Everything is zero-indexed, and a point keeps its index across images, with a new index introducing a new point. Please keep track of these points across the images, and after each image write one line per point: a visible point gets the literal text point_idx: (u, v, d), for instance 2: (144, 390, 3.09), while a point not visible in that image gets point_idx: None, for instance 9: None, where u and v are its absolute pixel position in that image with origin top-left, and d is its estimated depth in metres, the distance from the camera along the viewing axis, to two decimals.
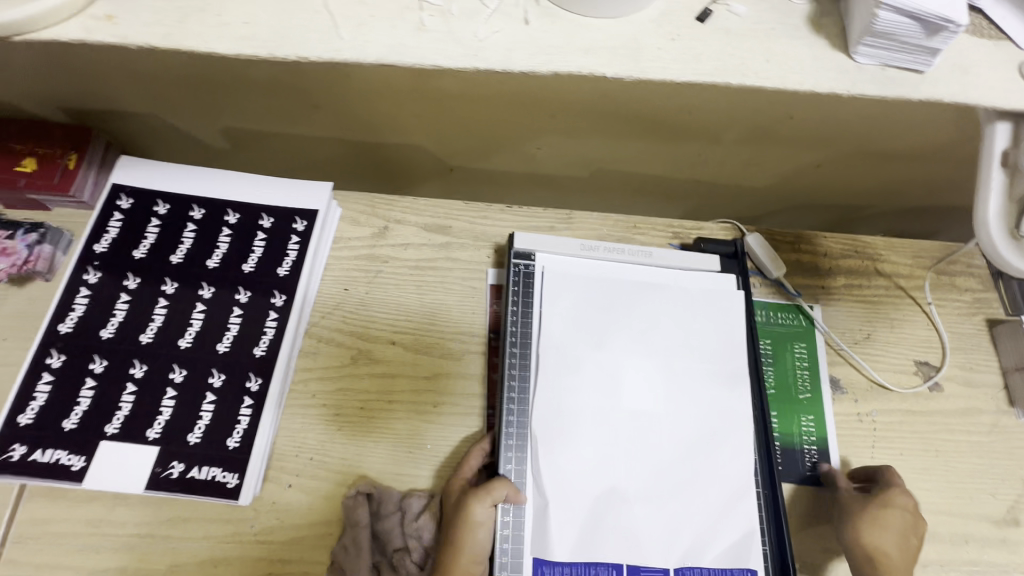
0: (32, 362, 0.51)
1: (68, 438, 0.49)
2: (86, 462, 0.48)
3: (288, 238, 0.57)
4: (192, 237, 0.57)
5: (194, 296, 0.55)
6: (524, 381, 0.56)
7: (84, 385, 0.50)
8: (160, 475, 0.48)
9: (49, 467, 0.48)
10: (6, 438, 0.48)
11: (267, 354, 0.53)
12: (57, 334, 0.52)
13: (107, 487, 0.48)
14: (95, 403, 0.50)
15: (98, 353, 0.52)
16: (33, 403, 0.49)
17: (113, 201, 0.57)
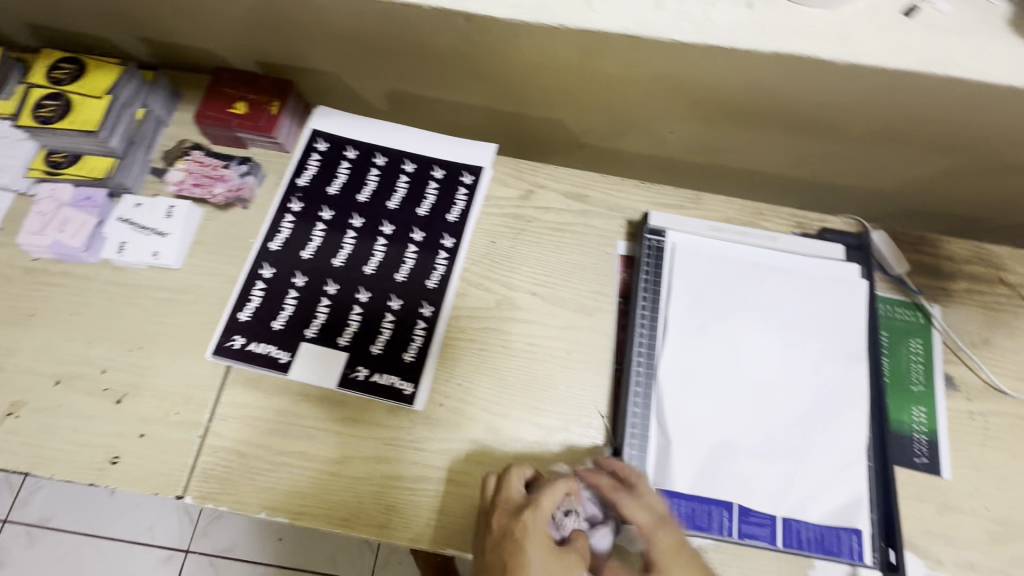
0: (249, 270, 0.60)
1: (276, 336, 0.58)
2: (291, 357, 0.57)
3: (456, 190, 0.65)
4: (376, 181, 0.65)
5: (377, 231, 0.63)
6: (655, 341, 0.61)
7: (289, 294, 0.59)
8: (349, 376, 0.57)
9: (262, 357, 0.57)
10: (229, 329, 0.58)
11: (438, 287, 0.61)
12: (267, 251, 0.61)
13: (308, 380, 0.57)
14: (297, 310, 0.59)
15: (299, 270, 0.61)
16: (250, 304, 0.59)
17: (312, 144, 0.66)
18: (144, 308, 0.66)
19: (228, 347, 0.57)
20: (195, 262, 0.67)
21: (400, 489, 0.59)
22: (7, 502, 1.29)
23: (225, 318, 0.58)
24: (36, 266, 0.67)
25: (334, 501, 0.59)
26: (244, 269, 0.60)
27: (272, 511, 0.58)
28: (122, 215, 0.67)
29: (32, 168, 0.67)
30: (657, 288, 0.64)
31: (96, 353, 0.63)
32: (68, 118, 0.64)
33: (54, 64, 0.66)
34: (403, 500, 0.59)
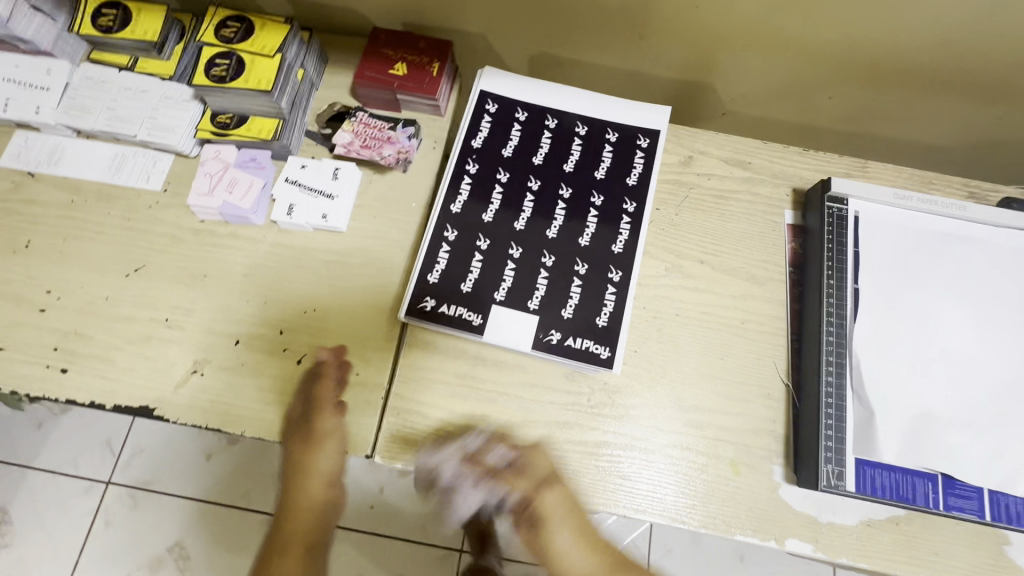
0: (432, 233, 0.60)
1: (467, 299, 0.58)
2: (484, 320, 0.57)
3: (633, 153, 0.63)
4: (550, 142, 0.63)
5: (556, 194, 0.61)
6: (843, 311, 0.59)
7: (475, 257, 0.59)
8: (543, 339, 0.57)
9: (456, 319, 0.57)
10: (419, 292, 0.58)
11: (624, 252, 0.60)
12: (449, 213, 0.61)
13: (503, 342, 0.57)
14: (484, 273, 0.58)
15: (482, 233, 0.60)
16: (436, 266, 0.59)
17: (482, 105, 0.65)
18: (313, 270, 0.66)
19: (420, 311, 0.58)
20: (360, 224, 0.67)
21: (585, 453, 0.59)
22: (109, 465, 1.33)
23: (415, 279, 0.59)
24: (205, 228, 0.67)
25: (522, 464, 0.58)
26: (426, 230, 0.60)
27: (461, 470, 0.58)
28: (289, 176, 0.67)
29: (200, 129, 0.68)
30: (841, 257, 0.62)
31: (270, 314, 0.64)
32: (243, 78, 0.63)
33: (223, 23, 0.66)
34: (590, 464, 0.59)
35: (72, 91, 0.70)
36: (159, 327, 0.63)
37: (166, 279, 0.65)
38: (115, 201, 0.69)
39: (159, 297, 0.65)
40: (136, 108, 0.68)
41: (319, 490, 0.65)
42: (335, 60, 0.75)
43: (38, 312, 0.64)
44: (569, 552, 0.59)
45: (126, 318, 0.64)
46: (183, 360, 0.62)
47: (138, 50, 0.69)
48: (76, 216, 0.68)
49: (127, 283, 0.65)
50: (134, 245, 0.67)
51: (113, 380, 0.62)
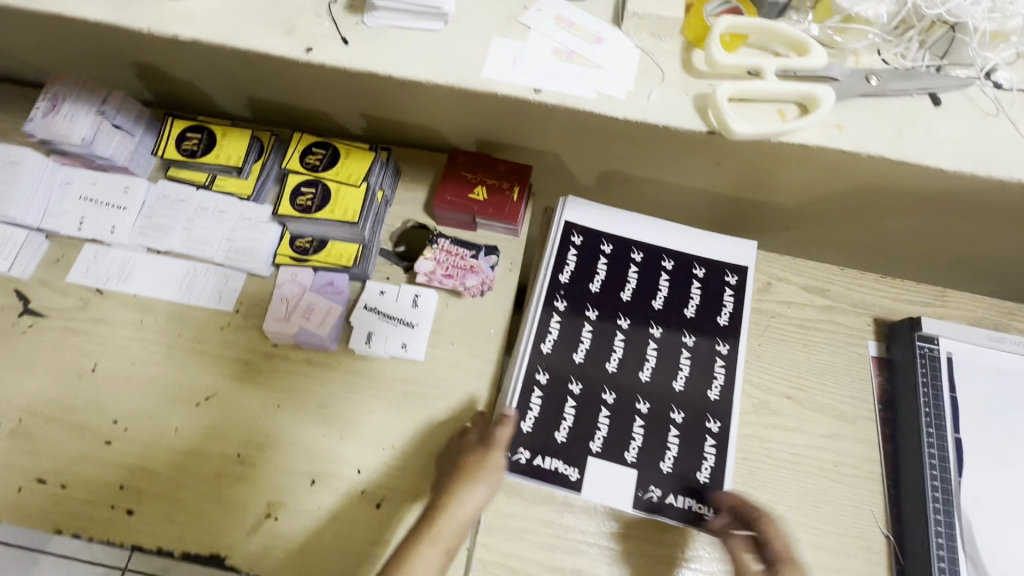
0: (522, 376, 0.58)
1: (563, 449, 0.56)
2: (581, 475, 0.55)
3: (722, 290, 0.62)
4: (637, 277, 0.63)
5: (646, 333, 0.60)
6: (948, 465, 0.58)
7: (568, 404, 0.57)
8: (643, 497, 0.55)
9: (552, 473, 0.55)
10: (512, 442, 0.56)
11: (721, 399, 0.58)
12: (539, 354, 0.59)
13: (602, 499, 0.54)
14: (579, 421, 0.57)
15: (574, 376, 0.58)
16: (529, 413, 0.57)
17: (567, 237, 0.64)
18: (390, 402, 0.63)
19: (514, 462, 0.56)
20: (438, 352, 0.65)
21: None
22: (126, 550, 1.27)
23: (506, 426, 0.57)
24: (278, 353, 0.66)
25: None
26: (516, 374, 0.58)
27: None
28: (368, 302, 0.66)
29: (280, 254, 0.67)
30: (939, 404, 0.60)
31: (348, 451, 0.61)
32: (329, 208, 0.64)
33: (308, 149, 0.66)
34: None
35: (148, 208, 0.69)
36: (231, 463, 0.61)
37: (239, 410, 0.63)
38: (185, 322, 0.68)
39: (232, 429, 0.62)
40: (215, 230, 0.69)
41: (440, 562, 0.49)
42: (407, 175, 0.75)
43: (104, 445, 0.62)
44: None
45: (196, 453, 0.61)
46: (256, 501, 0.59)
47: (217, 169, 0.69)
48: (145, 338, 0.67)
49: (198, 413, 0.63)
50: (205, 370, 0.65)
51: (183, 523, 0.59)
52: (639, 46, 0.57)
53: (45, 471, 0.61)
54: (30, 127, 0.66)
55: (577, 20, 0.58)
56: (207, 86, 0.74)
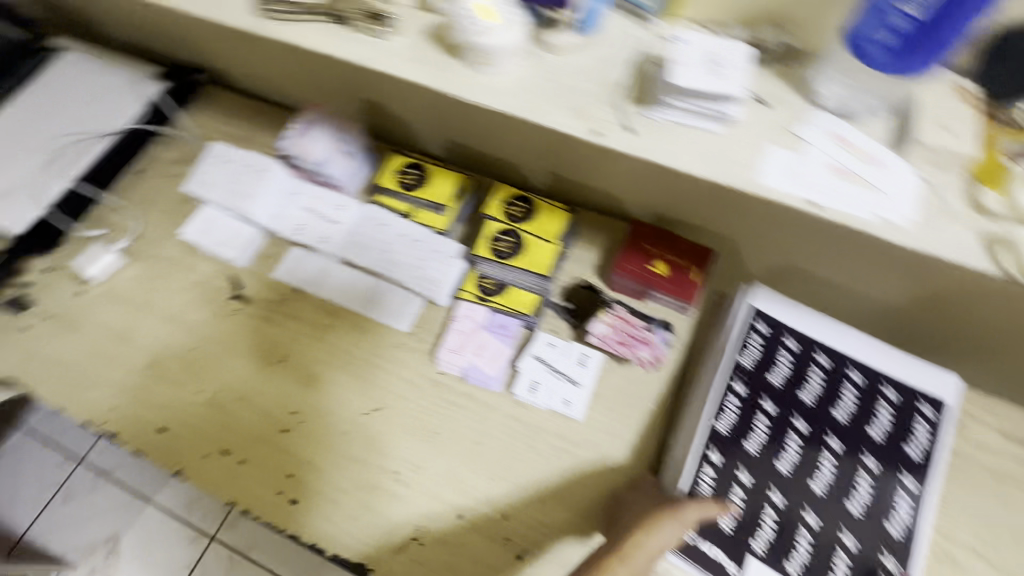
0: (694, 454, 0.59)
1: (726, 539, 0.57)
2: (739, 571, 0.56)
3: (914, 419, 0.60)
4: (823, 383, 0.61)
5: (825, 443, 0.59)
6: None
7: (736, 494, 0.58)
8: None
9: (711, 560, 0.56)
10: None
11: (900, 537, 0.57)
12: (714, 434, 0.59)
13: None
14: (745, 514, 0.57)
15: (746, 469, 0.58)
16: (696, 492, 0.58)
17: (754, 324, 0.63)
18: (542, 455, 0.64)
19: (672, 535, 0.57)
20: (594, 416, 0.66)
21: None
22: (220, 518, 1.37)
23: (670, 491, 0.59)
24: (443, 382, 0.69)
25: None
26: (689, 454, 0.59)
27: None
28: (537, 353, 0.68)
29: (463, 290, 0.71)
30: None
31: (495, 496, 0.63)
32: (523, 259, 0.69)
33: (509, 201, 0.71)
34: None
35: (354, 226, 0.77)
36: (386, 478, 0.64)
37: (399, 429, 0.67)
38: (364, 334, 0.73)
39: (391, 446, 0.66)
40: (408, 255, 0.74)
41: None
42: (582, 234, 0.78)
43: (281, 432, 0.68)
44: None
45: (358, 460, 0.65)
46: (403, 524, 0.62)
47: (421, 203, 0.76)
48: (328, 341, 0.73)
49: (364, 422, 0.67)
50: (375, 384, 0.70)
51: (336, 527, 0.62)
52: (921, 176, 0.53)
53: (228, 444, 0.67)
54: (283, 144, 0.78)
55: (857, 141, 0.54)
56: (420, 125, 0.82)
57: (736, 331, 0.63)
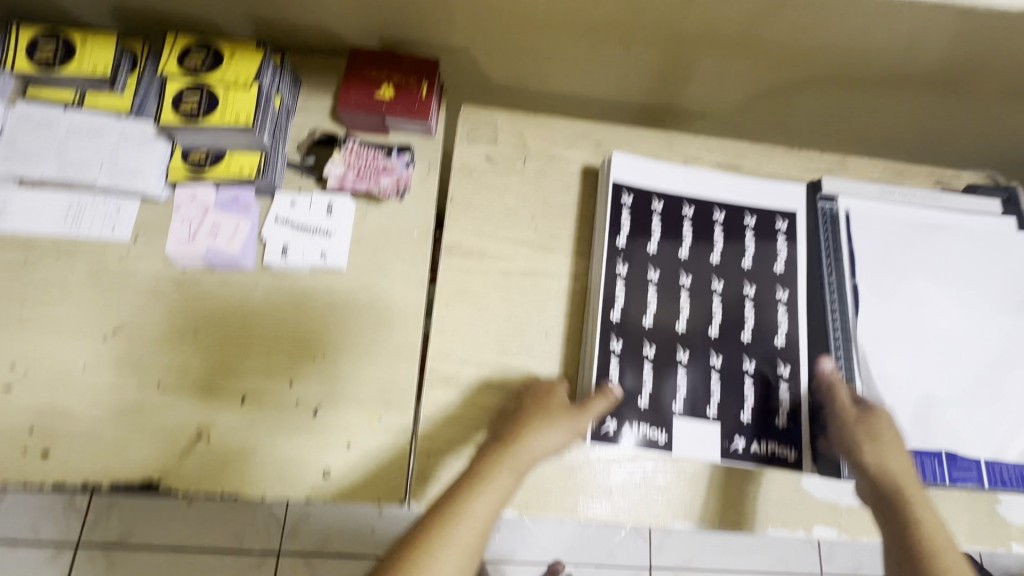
0: (597, 346, 0.57)
1: (647, 415, 0.55)
2: (669, 436, 0.55)
3: (744, 231, 0.62)
4: (631, 220, 0.61)
5: (645, 277, 0.59)
6: (846, 308, 0.62)
7: (647, 369, 0.56)
8: (729, 449, 0.55)
9: (643, 440, 0.54)
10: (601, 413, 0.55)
11: (787, 344, 0.59)
12: (610, 321, 0.58)
13: (694, 457, 0.55)
14: (616, 378, 0.56)
15: (648, 338, 0.57)
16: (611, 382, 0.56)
17: (618, 196, 0.62)
18: (317, 313, 0.62)
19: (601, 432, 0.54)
20: (361, 260, 0.64)
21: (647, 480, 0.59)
22: (77, 528, 1.23)
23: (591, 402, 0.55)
24: (188, 279, 0.62)
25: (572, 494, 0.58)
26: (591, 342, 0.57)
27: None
28: (279, 215, 0.62)
29: (171, 171, 0.62)
30: (838, 252, 0.64)
31: (277, 364, 0.60)
32: (216, 114, 0.59)
33: (186, 52, 0.61)
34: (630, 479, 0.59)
35: (14, 137, 0.62)
36: (152, 392, 0.58)
37: (155, 339, 0.60)
38: (75, 257, 0.62)
39: (148, 359, 0.59)
40: (91, 152, 0.62)
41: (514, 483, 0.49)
42: (309, 83, 0.70)
43: (3, 389, 0.57)
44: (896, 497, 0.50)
45: (111, 387, 0.58)
46: (184, 425, 0.57)
47: (85, 85, 0.62)
48: (30, 277, 0.61)
49: (106, 348, 0.59)
50: (110, 302, 0.61)
51: (109, 456, 0.56)
52: None
53: None
54: None
55: None
56: None
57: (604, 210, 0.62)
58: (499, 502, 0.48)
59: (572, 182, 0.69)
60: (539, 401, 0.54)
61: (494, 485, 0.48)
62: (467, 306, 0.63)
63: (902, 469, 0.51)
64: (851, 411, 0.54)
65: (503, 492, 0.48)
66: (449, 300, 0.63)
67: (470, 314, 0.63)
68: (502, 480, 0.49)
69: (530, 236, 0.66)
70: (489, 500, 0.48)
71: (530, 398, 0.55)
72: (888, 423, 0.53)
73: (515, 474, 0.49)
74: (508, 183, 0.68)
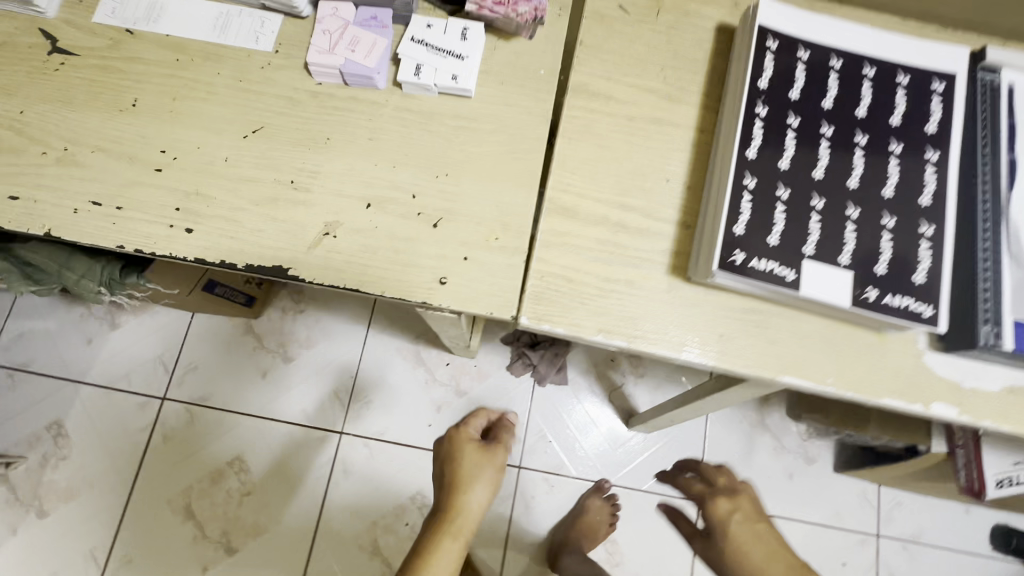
0: (730, 182, 0.55)
1: (776, 252, 0.53)
2: (798, 275, 0.53)
3: (894, 89, 0.58)
4: (775, 64, 0.58)
5: (784, 123, 0.57)
6: (999, 180, 0.58)
7: (779, 209, 0.54)
8: (859, 297, 0.53)
9: (769, 274, 0.53)
10: (728, 242, 0.53)
11: (933, 204, 0.55)
12: (744, 160, 0.56)
13: (823, 298, 0.53)
14: (746, 215, 0.54)
15: (782, 181, 0.55)
16: (741, 217, 0.54)
17: (763, 41, 0.59)
18: (441, 136, 0.63)
19: (726, 262, 0.53)
20: (487, 90, 0.64)
21: (762, 330, 0.58)
22: (164, 382, 1.33)
23: (718, 234, 0.54)
24: (323, 92, 0.64)
25: (685, 333, 0.58)
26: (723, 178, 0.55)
27: (603, 332, 0.57)
28: (415, 36, 0.63)
29: None
30: (996, 124, 0.59)
31: (402, 178, 0.61)
32: None
33: None
34: (748, 328, 0.58)
35: None
36: (285, 189, 0.61)
37: (290, 143, 0.62)
38: (222, 62, 0.65)
39: (284, 159, 0.62)
40: None
41: (475, 505, 0.67)
42: None
43: (154, 171, 0.61)
44: (743, 531, 0.65)
45: (249, 180, 0.61)
46: (313, 220, 0.60)
47: None
48: (182, 76, 0.64)
49: (246, 145, 0.62)
50: (251, 105, 0.64)
51: (245, 240, 0.59)
52: None
53: (98, 195, 0.60)
54: None
55: None
56: None
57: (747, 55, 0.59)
58: (458, 557, 0.64)
59: (706, 37, 0.66)
60: (460, 454, 0.72)
61: (444, 544, 0.63)
62: (588, 143, 0.63)
63: (777, 561, 0.61)
64: (705, 541, 0.67)
65: (454, 551, 0.64)
66: (571, 137, 0.63)
67: (592, 153, 0.62)
68: (449, 540, 0.64)
69: (658, 84, 0.64)
70: (447, 555, 0.63)
71: (454, 467, 0.71)
72: (728, 504, 0.69)
73: (462, 502, 0.67)
74: (638, 32, 0.66)
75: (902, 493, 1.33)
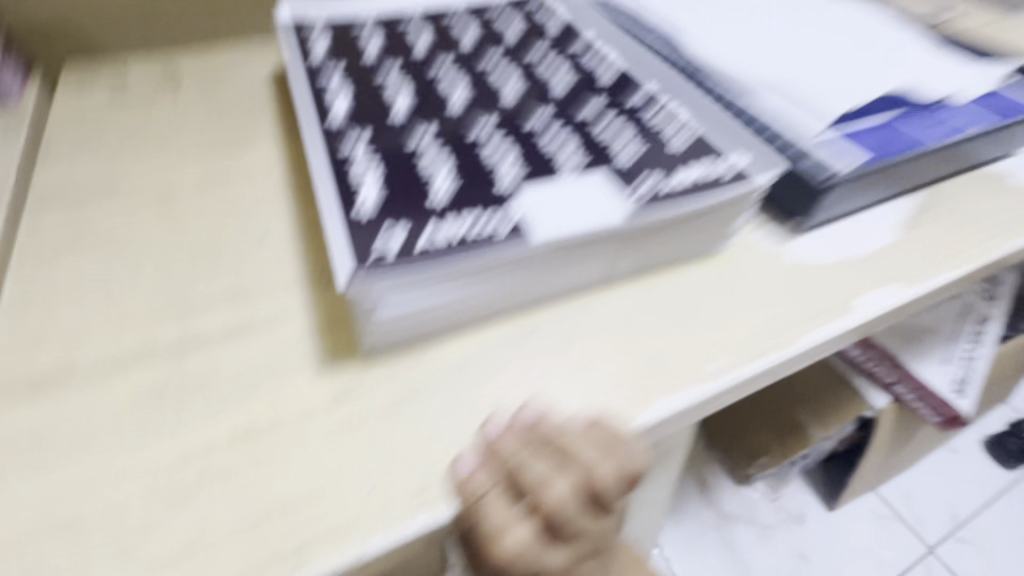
0: (320, 170, 0.30)
1: (457, 204, 0.28)
2: (518, 216, 0.27)
3: (491, 18, 0.44)
4: (331, 44, 0.40)
5: (373, 82, 0.37)
6: (670, 45, 0.44)
7: (428, 155, 0.31)
8: (634, 196, 0.29)
9: (469, 238, 0.26)
10: (359, 232, 0.26)
11: (623, 77, 0.38)
12: (333, 131, 0.32)
13: (577, 227, 0.27)
14: (374, 184, 0.29)
15: (413, 128, 0.32)
16: (365, 192, 0.28)
17: (301, 34, 0.42)
18: None
19: (374, 258, 0.24)
20: None
21: None
22: None
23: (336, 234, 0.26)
24: None
25: None
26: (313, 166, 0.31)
27: None
28: None
29: None
30: (622, 12, 0.48)
31: None
32: None
33: None
34: None
35: None
36: None
37: None
38: None
39: None
40: None
41: None
42: None
43: None
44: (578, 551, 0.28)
45: None
46: None
47: None
48: None
49: None
50: None
51: None
52: None
53: None
54: None
55: None
56: None
57: (290, 52, 0.40)
58: None
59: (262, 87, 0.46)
60: None
61: None
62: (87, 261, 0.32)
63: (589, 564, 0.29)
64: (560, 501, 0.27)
65: None
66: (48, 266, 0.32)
67: None
68: None
69: (202, 146, 0.40)
70: None
71: None
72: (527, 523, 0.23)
73: None
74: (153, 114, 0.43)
75: (905, 481, 1.05)
